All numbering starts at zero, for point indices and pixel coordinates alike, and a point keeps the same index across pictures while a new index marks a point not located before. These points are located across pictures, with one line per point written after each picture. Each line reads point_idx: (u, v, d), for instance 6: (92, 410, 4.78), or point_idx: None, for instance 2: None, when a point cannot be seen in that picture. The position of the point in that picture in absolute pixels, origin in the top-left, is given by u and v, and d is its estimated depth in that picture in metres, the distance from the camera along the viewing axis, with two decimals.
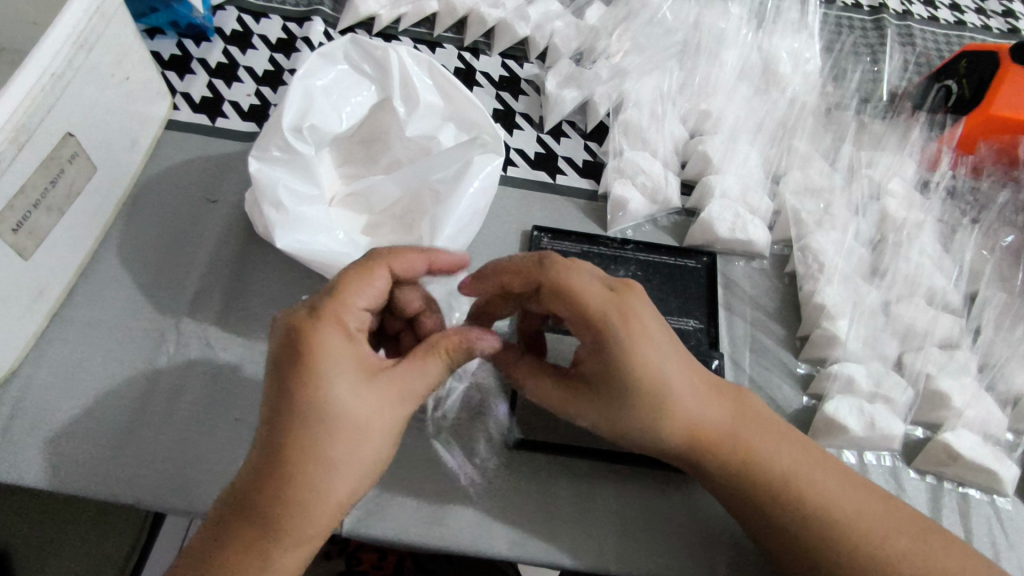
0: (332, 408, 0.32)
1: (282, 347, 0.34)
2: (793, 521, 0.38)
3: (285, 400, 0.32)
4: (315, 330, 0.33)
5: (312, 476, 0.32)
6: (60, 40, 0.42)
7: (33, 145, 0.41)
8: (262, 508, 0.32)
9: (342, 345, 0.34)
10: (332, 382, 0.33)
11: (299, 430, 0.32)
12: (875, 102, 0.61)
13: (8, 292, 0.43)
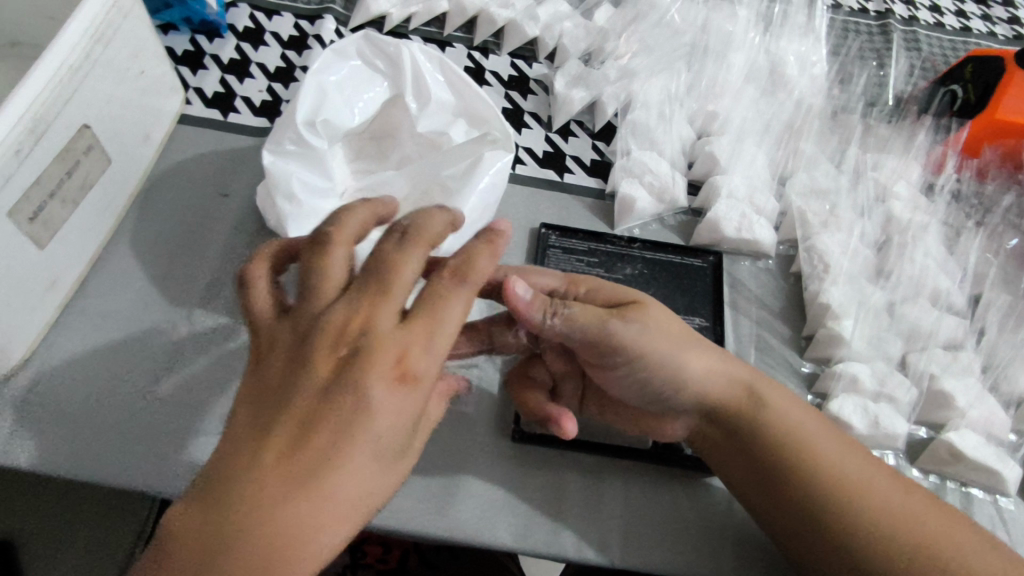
0: (398, 452, 0.29)
1: (384, 371, 0.29)
2: (803, 481, 0.38)
3: (350, 413, 0.28)
4: (419, 363, 0.30)
5: (353, 497, 0.28)
6: (80, 31, 0.42)
7: (53, 135, 0.42)
8: (288, 526, 0.26)
9: (432, 369, 0.30)
10: (408, 425, 0.30)
11: (369, 477, 0.28)
12: (881, 106, 0.61)
13: (23, 281, 0.43)
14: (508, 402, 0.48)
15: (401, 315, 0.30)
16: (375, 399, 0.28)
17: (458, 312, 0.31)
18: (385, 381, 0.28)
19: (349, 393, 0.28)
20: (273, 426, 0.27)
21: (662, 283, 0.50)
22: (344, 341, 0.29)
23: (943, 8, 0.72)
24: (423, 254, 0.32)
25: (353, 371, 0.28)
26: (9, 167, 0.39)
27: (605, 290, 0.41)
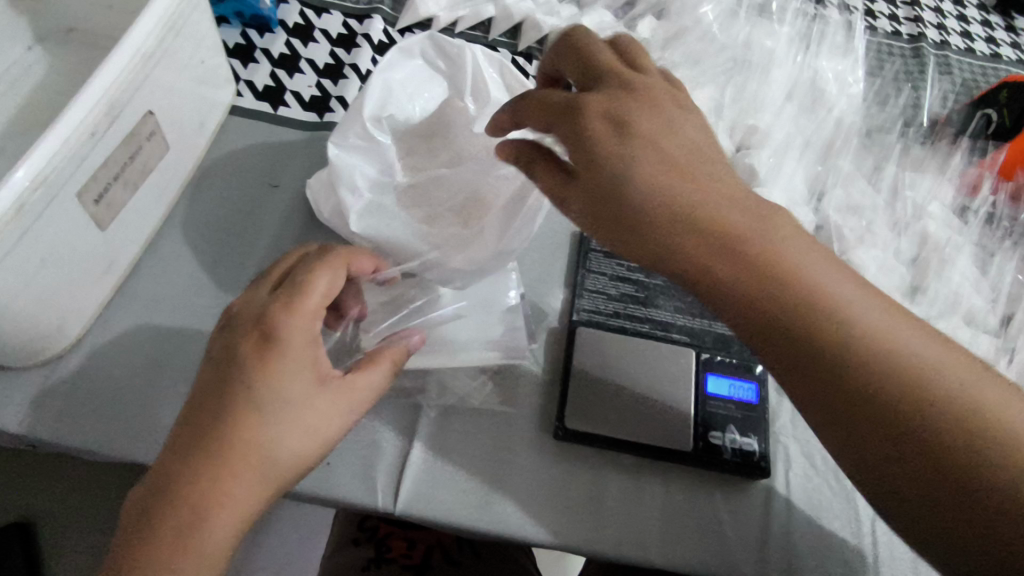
0: (282, 406, 0.37)
1: (249, 342, 0.38)
2: (887, 382, 0.30)
3: (241, 376, 0.37)
4: (285, 329, 0.38)
5: (256, 442, 0.36)
6: (154, 20, 0.43)
7: (124, 120, 0.43)
8: (201, 467, 0.35)
9: (303, 342, 0.39)
10: (289, 380, 0.38)
11: (256, 425, 0.36)
12: (915, 127, 0.63)
13: (84, 262, 0.44)
14: (550, 400, 0.49)
15: (270, 295, 0.40)
16: (239, 358, 0.37)
17: (319, 282, 0.40)
18: (250, 340, 0.38)
19: (224, 358, 0.38)
20: (198, 396, 0.37)
21: None
22: (226, 321, 0.40)
23: (974, 34, 0.74)
24: (288, 261, 0.43)
25: (229, 340, 0.39)
26: (86, 148, 0.40)
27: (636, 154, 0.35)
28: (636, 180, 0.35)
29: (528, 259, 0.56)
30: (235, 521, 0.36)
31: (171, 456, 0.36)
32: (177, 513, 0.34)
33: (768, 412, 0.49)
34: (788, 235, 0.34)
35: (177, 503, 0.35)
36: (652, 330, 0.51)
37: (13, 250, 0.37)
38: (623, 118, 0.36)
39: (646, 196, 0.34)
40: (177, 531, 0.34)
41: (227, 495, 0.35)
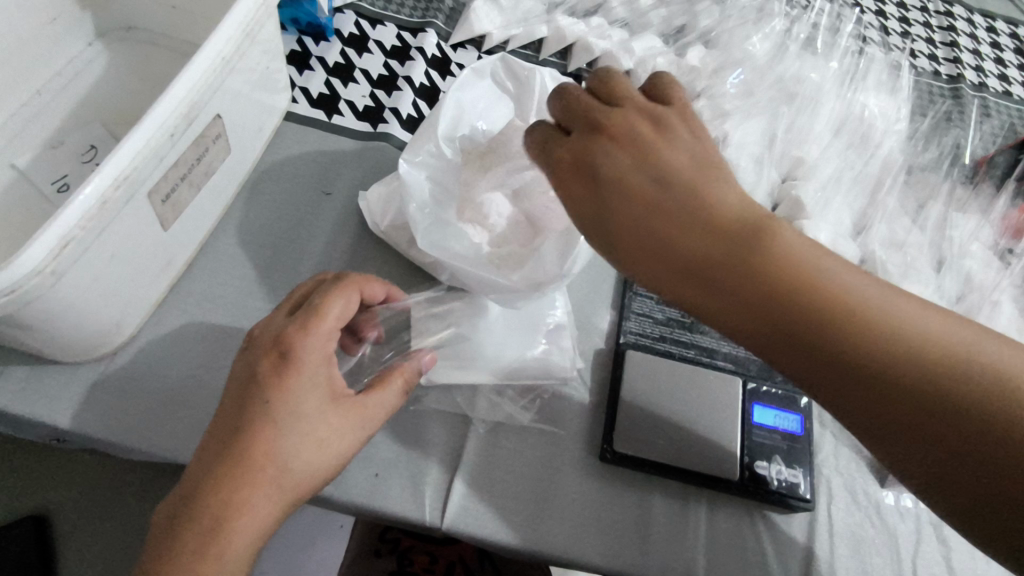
0: (295, 421, 0.36)
1: (264, 359, 0.37)
2: (920, 390, 0.28)
3: (258, 390, 0.36)
4: (300, 344, 0.37)
5: (273, 455, 0.35)
6: (233, 28, 0.44)
7: (198, 122, 0.43)
8: (221, 480, 0.34)
9: (320, 359, 0.38)
10: (302, 394, 0.37)
11: (271, 440, 0.35)
12: (959, 166, 0.64)
13: (146, 261, 0.44)
14: (597, 422, 0.49)
15: (287, 317, 0.40)
16: (255, 375, 0.36)
17: (335, 303, 0.40)
18: (267, 359, 0.37)
19: (240, 379, 0.37)
20: (218, 415, 0.37)
21: None
22: (245, 345, 0.39)
23: (1011, 77, 0.75)
24: (305, 286, 0.43)
25: (245, 361, 0.38)
26: (163, 149, 0.40)
27: (628, 203, 0.32)
28: (638, 236, 0.32)
29: (575, 279, 0.56)
30: (247, 540, 0.34)
31: (188, 477, 0.35)
32: (201, 526, 0.33)
33: (812, 444, 0.49)
34: (798, 250, 0.31)
35: (192, 522, 0.33)
36: (697, 355, 0.52)
37: (89, 247, 0.37)
38: (624, 158, 0.33)
39: (638, 244, 0.32)
40: (192, 551, 0.33)
41: (242, 508, 0.34)
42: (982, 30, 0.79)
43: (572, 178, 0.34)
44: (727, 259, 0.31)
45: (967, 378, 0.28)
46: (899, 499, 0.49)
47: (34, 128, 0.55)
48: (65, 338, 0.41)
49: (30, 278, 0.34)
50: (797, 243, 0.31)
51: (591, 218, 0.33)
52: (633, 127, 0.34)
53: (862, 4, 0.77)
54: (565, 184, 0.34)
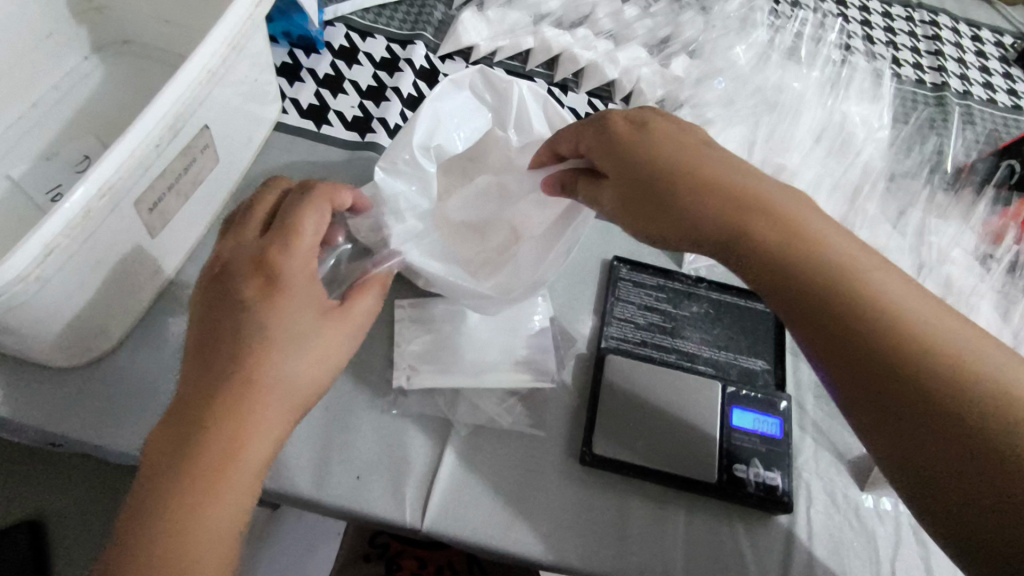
0: (297, 335, 0.38)
1: (251, 280, 0.38)
2: (874, 319, 0.34)
3: (248, 312, 0.37)
4: (284, 265, 0.39)
5: (276, 370, 0.37)
6: (219, 40, 0.45)
7: (184, 132, 0.44)
8: (230, 401, 0.35)
9: (304, 277, 0.40)
10: (294, 313, 0.39)
11: (273, 358, 0.37)
12: (940, 173, 0.64)
13: (134, 268, 0.45)
14: (579, 426, 0.50)
15: (259, 238, 0.41)
16: (245, 297, 0.38)
17: (311, 219, 0.41)
18: (254, 283, 0.38)
19: (226, 303, 0.38)
20: (206, 334, 0.37)
21: (726, 323, 0.55)
22: (215, 270, 0.40)
23: (996, 85, 0.75)
24: (265, 207, 0.43)
25: (225, 286, 0.38)
26: (149, 159, 0.41)
27: (682, 154, 0.41)
28: (673, 166, 0.40)
29: (558, 284, 0.57)
30: (264, 452, 0.36)
31: (185, 399, 0.35)
32: (216, 448, 0.34)
33: (791, 447, 0.50)
34: (806, 209, 0.38)
35: (206, 445, 0.34)
36: (679, 360, 0.52)
37: (74, 253, 0.38)
38: (675, 130, 0.43)
39: (673, 173, 0.40)
40: (210, 467, 0.34)
41: (258, 426, 0.36)
42: (967, 39, 0.79)
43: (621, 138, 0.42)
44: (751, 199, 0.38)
45: (936, 341, 0.33)
46: (878, 502, 0.50)
47: (30, 140, 0.56)
48: (53, 342, 0.42)
49: (16, 283, 0.35)
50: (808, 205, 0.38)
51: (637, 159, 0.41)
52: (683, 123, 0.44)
53: (846, 14, 0.78)
54: (613, 127, 0.43)
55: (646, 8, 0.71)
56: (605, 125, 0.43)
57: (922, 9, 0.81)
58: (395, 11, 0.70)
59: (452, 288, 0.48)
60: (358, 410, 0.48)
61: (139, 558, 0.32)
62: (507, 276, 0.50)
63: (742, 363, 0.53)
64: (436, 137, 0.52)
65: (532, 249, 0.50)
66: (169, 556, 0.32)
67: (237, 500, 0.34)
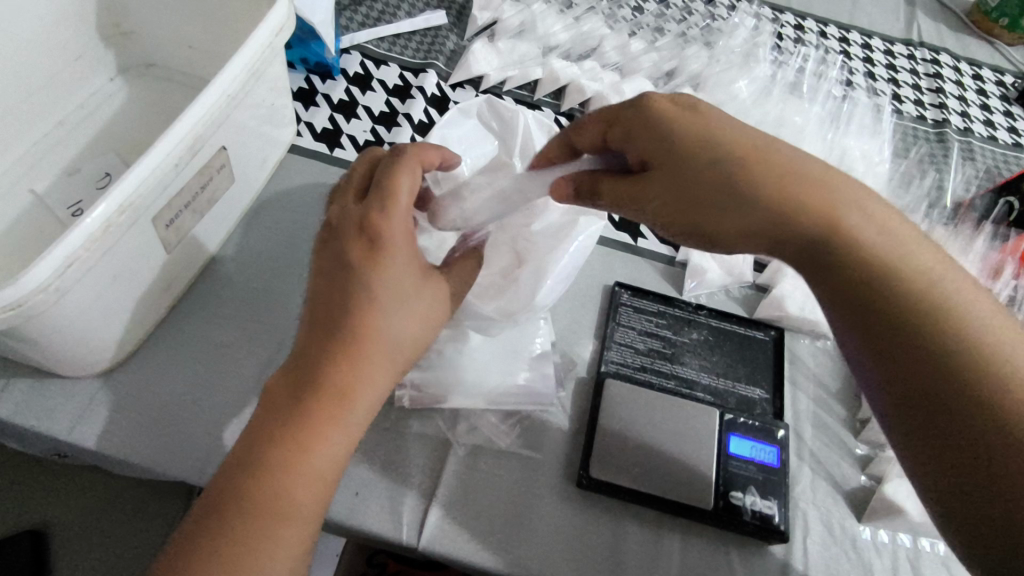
0: (400, 297, 0.38)
1: (356, 245, 0.38)
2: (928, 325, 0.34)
3: (353, 274, 0.37)
4: (387, 228, 0.38)
5: (382, 332, 0.37)
6: (240, 66, 0.47)
7: (203, 152, 0.46)
8: (338, 363, 0.36)
9: (406, 240, 0.38)
10: (396, 277, 0.38)
11: (378, 319, 0.37)
12: (939, 209, 0.66)
13: (149, 281, 0.47)
14: (577, 449, 0.50)
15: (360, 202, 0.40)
16: (352, 264, 0.37)
17: (407, 178, 0.39)
18: (359, 247, 0.37)
19: (335, 269, 0.38)
20: (317, 298, 0.38)
21: (725, 351, 0.55)
22: (325, 237, 0.40)
23: (997, 123, 0.77)
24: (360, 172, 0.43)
25: (335, 251, 0.38)
26: (169, 177, 0.43)
27: (747, 141, 0.39)
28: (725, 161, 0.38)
29: (560, 308, 0.58)
30: (361, 412, 0.37)
31: (303, 358, 0.36)
32: (329, 406, 0.36)
33: (789, 477, 0.50)
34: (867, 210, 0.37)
35: (316, 405, 0.35)
36: (677, 386, 0.53)
37: (93, 265, 0.40)
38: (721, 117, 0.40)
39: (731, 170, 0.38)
40: (320, 424, 0.35)
41: (365, 385, 0.37)
42: (968, 77, 0.81)
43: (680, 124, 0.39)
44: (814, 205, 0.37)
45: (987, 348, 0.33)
46: (875, 534, 0.49)
47: (55, 156, 0.58)
48: (67, 351, 0.43)
49: (36, 293, 0.36)
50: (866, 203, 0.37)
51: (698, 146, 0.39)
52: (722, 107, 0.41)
53: (849, 51, 0.80)
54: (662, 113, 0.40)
55: (652, 42, 0.73)
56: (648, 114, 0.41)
57: (924, 48, 0.83)
58: (409, 40, 0.73)
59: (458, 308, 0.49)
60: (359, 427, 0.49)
61: (256, 499, 0.34)
62: (510, 299, 0.51)
63: (740, 392, 0.54)
64: None
65: (534, 272, 0.51)
66: (274, 500, 0.34)
67: (339, 447, 0.36)
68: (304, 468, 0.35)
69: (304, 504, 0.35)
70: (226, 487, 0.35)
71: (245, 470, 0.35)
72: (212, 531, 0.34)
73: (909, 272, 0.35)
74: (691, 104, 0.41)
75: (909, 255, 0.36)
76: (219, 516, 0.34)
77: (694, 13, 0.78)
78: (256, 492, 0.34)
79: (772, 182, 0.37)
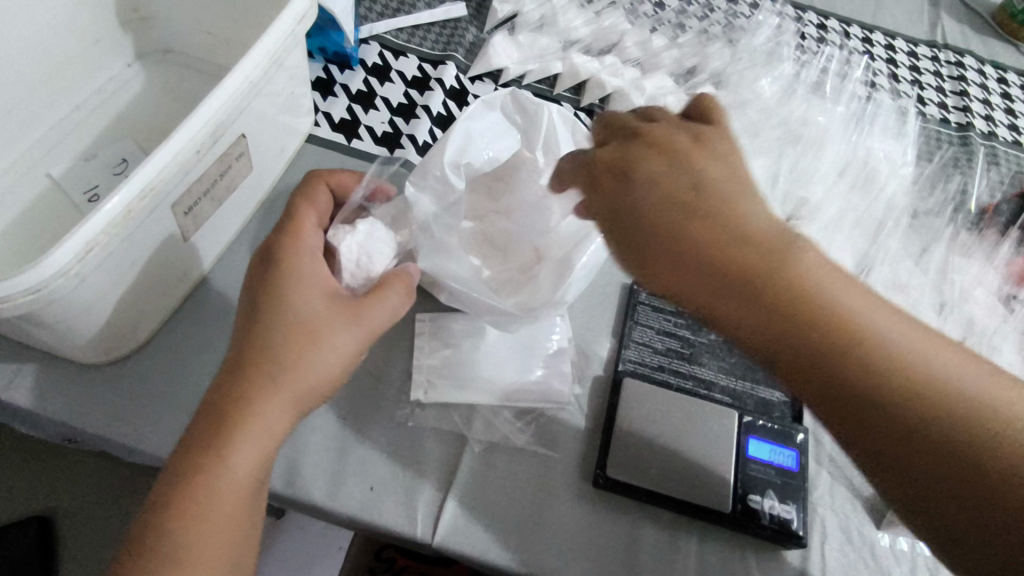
0: (284, 311, 0.39)
1: (253, 269, 0.42)
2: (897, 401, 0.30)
3: (250, 294, 0.40)
4: (275, 248, 0.41)
5: (272, 342, 0.38)
6: (262, 53, 0.47)
7: (223, 140, 0.45)
8: (231, 377, 0.38)
9: (305, 258, 0.41)
10: (289, 288, 0.40)
11: (266, 332, 0.39)
12: (964, 213, 0.65)
13: (165, 269, 0.46)
14: (593, 448, 0.50)
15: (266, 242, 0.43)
16: (251, 285, 0.41)
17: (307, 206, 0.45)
18: (255, 266, 0.42)
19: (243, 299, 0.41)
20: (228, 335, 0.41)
21: None
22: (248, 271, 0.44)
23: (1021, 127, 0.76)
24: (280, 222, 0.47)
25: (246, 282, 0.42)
26: (190, 164, 0.42)
27: (687, 237, 0.37)
28: (664, 235, 0.38)
29: (577, 305, 0.57)
30: (282, 404, 0.38)
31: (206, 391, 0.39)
32: (220, 425, 0.36)
33: (807, 482, 0.49)
34: (800, 269, 0.34)
35: (207, 417, 0.37)
36: (696, 388, 0.52)
37: (113, 251, 0.39)
38: (665, 168, 0.41)
39: (667, 248, 0.38)
40: (209, 442, 0.36)
41: (255, 399, 0.37)
42: (992, 80, 0.80)
43: (627, 218, 0.40)
44: (748, 273, 0.35)
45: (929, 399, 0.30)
46: (894, 541, 0.49)
47: (72, 141, 0.58)
48: (83, 337, 0.43)
49: (56, 278, 0.36)
50: (819, 264, 0.35)
51: (670, 229, 0.38)
52: (674, 146, 0.42)
53: (872, 51, 0.79)
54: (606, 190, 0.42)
55: (673, 39, 0.73)
56: (595, 183, 0.43)
57: (948, 50, 0.82)
58: (428, 32, 0.72)
59: (470, 301, 0.49)
60: (375, 422, 0.48)
61: (156, 517, 0.35)
62: (528, 294, 0.50)
63: (760, 394, 0.53)
64: (466, 154, 0.53)
65: (554, 268, 0.51)
66: (174, 516, 0.35)
67: (238, 463, 0.36)
68: (225, 459, 0.36)
69: (227, 497, 0.35)
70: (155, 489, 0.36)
71: (172, 467, 0.36)
72: (147, 519, 0.35)
73: (871, 363, 0.31)
74: (694, 183, 0.39)
75: (854, 312, 0.32)
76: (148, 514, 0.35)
77: (717, 10, 0.77)
78: (178, 485, 0.35)
79: (734, 284, 0.35)
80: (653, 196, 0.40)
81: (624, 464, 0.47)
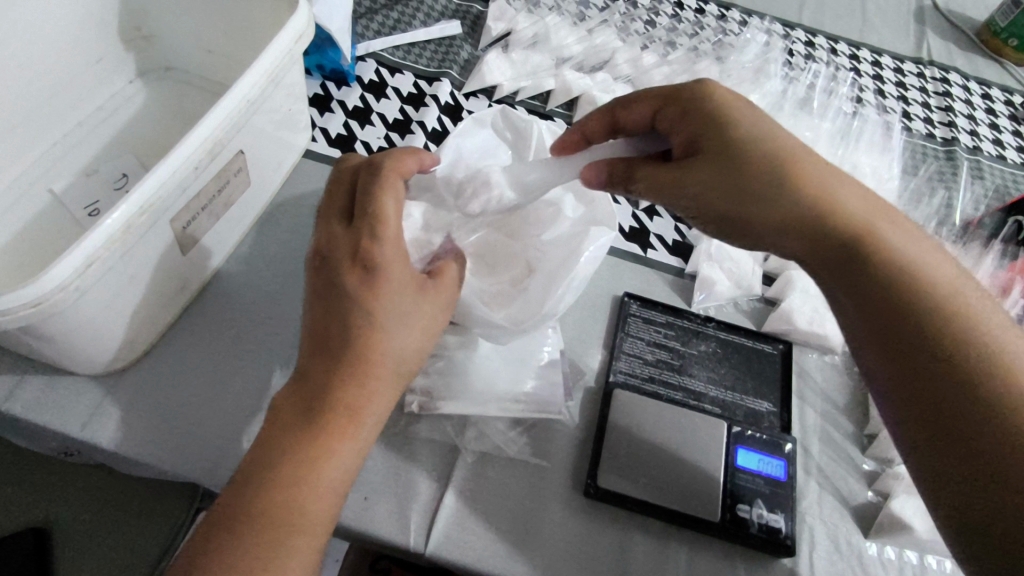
0: (399, 319, 0.39)
1: (349, 269, 0.38)
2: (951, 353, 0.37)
3: (350, 297, 0.38)
4: (379, 254, 0.38)
5: (387, 345, 0.38)
6: (259, 73, 0.48)
7: (221, 157, 0.46)
8: (347, 387, 0.37)
9: (400, 261, 0.40)
10: (396, 296, 0.39)
11: (382, 340, 0.38)
12: (949, 226, 0.66)
13: (163, 283, 0.47)
14: (584, 460, 0.50)
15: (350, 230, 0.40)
16: (348, 290, 0.38)
17: (392, 203, 0.40)
18: (352, 273, 0.38)
19: (330, 297, 0.38)
20: (316, 330, 0.38)
21: (733, 363, 0.56)
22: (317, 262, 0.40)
23: (1005, 142, 0.77)
24: (343, 190, 0.43)
25: (329, 278, 0.39)
26: (187, 180, 0.43)
27: (792, 172, 0.42)
28: (771, 172, 0.42)
29: (569, 318, 0.58)
30: (388, 396, 0.39)
31: (307, 396, 0.37)
32: (342, 426, 0.37)
33: (796, 491, 0.50)
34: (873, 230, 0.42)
35: (328, 417, 0.37)
36: (685, 399, 0.53)
37: (112, 266, 0.40)
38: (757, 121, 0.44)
39: (771, 185, 0.42)
40: (323, 446, 0.36)
41: (370, 398, 0.38)
42: (977, 96, 0.81)
43: (762, 162, 0.42)
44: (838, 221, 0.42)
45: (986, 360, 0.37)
46: (882, 550, 0.49)
47: (73, 157, 0.59)
48: (83, 349, 0.44)
49: (57, 291, 0.37)
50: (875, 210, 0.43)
51: (797, 182, 0.42)
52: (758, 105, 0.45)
53: (858, 68, 0.81)
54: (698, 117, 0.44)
55: (664, 56, 0.75)
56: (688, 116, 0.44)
57: (933, 66, 0.84)
58: (424, 49, 0.73)
59: (469, 315, 0.49)
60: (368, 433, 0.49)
61: (270, 525, 0.35)
62: (517, 306, 0.51)
63: (747, 405, 0.54)
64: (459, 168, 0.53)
65: (544, 278, 0.52)
66: (285, 522, 0.35)
67: (349, 458, 0.37)
68: (333, 453, 0.37)
69: (331, 487, 0.37)
70: (252, 481, 0.36)
71: (284, 471, 0.36)
72: (250, 540, 0.35)
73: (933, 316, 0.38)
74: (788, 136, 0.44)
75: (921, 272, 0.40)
76: (257, 525, 0.35)
77: (707, 28, 0.79)
78: (287, 482, 0.36)
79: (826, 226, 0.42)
80: (770, 136, 0.43)
81: (616, 474, 0.48)
